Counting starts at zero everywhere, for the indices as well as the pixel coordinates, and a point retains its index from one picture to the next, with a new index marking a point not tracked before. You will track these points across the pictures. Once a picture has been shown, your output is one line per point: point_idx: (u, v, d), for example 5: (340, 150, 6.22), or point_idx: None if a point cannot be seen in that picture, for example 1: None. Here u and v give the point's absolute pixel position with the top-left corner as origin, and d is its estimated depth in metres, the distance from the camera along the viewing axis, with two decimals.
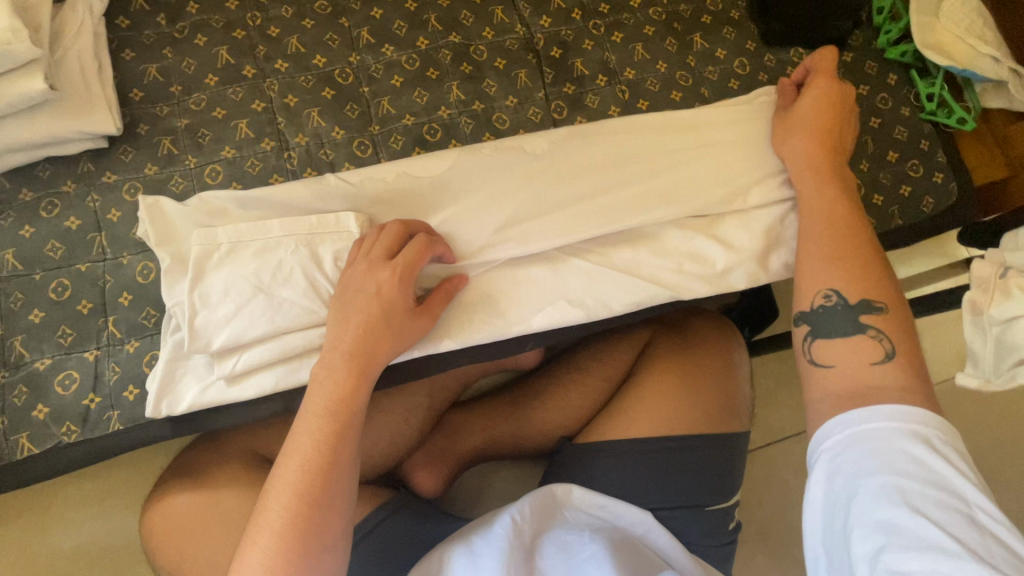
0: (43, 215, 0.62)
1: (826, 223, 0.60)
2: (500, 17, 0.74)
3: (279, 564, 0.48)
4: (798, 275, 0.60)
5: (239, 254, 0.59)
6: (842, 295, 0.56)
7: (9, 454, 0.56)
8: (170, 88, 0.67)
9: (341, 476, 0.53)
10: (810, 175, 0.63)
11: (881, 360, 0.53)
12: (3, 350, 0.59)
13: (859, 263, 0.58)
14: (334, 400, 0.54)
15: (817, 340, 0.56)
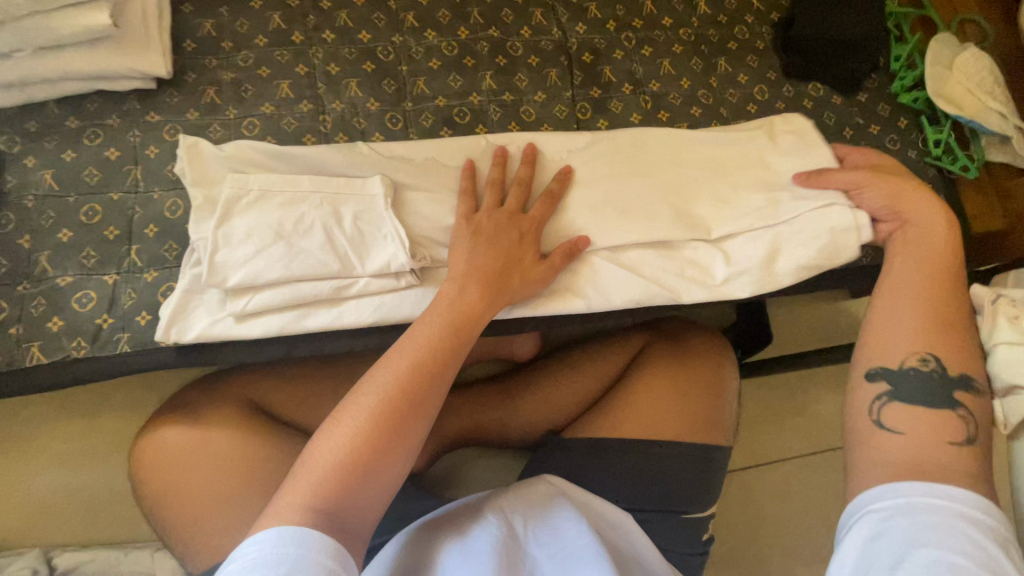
0: (85, 143, 0.66)
1: (921, 295, 0.60)
2: (539, 18, 0.78)
3: (366, 437, 0.53)
4: (891, 331, 0.59)
5: (266, 202, 0.62)
6: (940, 363, 0.57)
7: (19, 360, 0.59)
8: (221, 43, 0.71)
9: (435, 382, 0.57)
10: (904, 250, 0.63)
11: (959, 441, 0.54)
12: (27, 263, 0.61)
13: (950, 338, 0.58)
14: (453, 314, 0.60)
15: (890, 402, 0.57)
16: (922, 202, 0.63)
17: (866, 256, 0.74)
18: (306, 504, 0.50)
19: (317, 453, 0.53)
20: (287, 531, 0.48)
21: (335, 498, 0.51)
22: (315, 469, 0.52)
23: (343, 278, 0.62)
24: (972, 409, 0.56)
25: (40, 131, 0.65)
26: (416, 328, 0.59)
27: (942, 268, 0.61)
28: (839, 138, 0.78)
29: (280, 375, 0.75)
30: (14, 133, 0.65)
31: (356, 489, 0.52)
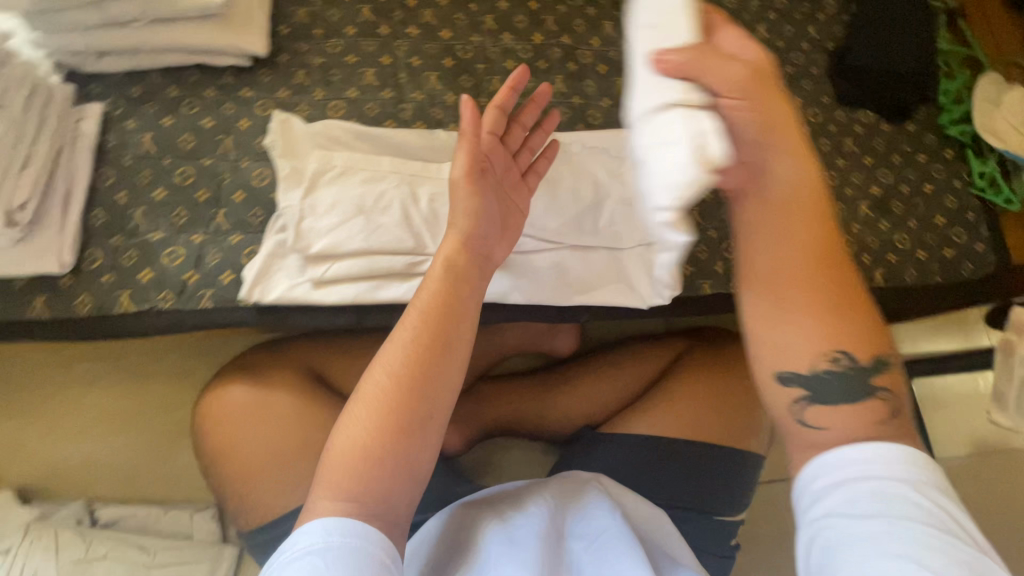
0: (183, 111, 0.70)
1: (819, 279, 0.48)
2: (608, 30, 0.83)
3: (381, 427, 0.49)
4: (774, 331, 0.49)
5: (349, 178, 0.66)
6: (851, 355, 0.47)
7: (109, 307, 0.62)
8: (313, 30, 0.76)
9: (444, 358, 0.52)
10: (791, 220, 0.49)
11: (888, 422, 0.47)
12: (122, 217, 0.65)
13: (854, 319, 0.48)
14: (442, 288, 0.55)
15: (812, 406, 0.48)
16: (795, 146, 0.49)
17: (910, 275, 0.77)
18: (333, 499, 0.47)
19: (335, 453, 0.49)
20: (331, 522, 0.46)
21: (363, 493, 0.48)
22: (336, 466, 0.49)
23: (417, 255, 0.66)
24: (892, 388, 0.48)
25: (142, 97, 0.70)
26: (406, 315, 0.54)
27: (831, 233, 0.49)
28: (887, 163, 0.81)
29: (341, 349, 0.79)
30: (118, 96, 0.69)
31: (384, 479, 0.48)
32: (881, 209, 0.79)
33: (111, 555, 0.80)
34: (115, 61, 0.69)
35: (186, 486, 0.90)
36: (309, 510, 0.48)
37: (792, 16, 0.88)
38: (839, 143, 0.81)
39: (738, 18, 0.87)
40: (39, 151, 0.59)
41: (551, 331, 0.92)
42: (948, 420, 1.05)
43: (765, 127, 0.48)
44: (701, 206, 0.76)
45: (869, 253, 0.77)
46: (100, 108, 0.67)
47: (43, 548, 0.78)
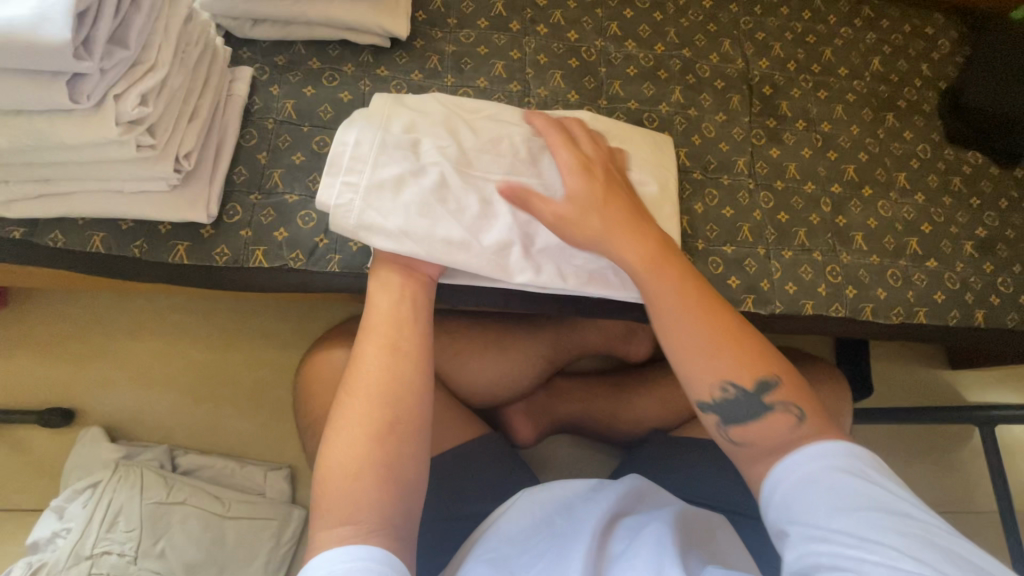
0: (323, 83, 0.73)
1: (686, 324, 0.56)
2: (727, 48, 0.84)
3: (360, 452, 0.52)
4: (687, 377, 0.56)
5: (475, 156, 0.65)
6: (738, 386, 0.55)
7: (244, 260, 0.65)
8: (448, 19, 0.79)
9: (401, 380, 0.56)
10: (642, 279, 0.59)
11: (798, 424, 0.54)
12: (262, 176, 0.68)
13: (737, 342, 0.56)
14: (389, 317, 0.59)
15: (730, 429, 0.56)
16: (624, 224, 0.60)
17: (1012, 319, 0.76)
18: (336, 526, 0.50)
19: (324, 485, 0.52)
20: (350, 547, 0.48)
21: (363, 516, 0.50)
22: (331, 496, 0.51)
23: (524, 242, 0.65)
24: (785, 399, 0.54)
25: (287, 65, 0.73)
26: (361, 348, 0.58)
27: (688, 279, 0.59)
28: (995, 206, 0.82)
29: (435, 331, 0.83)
30: (265, 63, 0.72)
31: (373, 497, 0.51)
32: (985, 250, 0.79)
33: (190, 502, 0.82)
34: (267, 29, 0.72)
35: (259, 444, 0.93)
36: (316, 544, 0.50)
37: (907, 53, 0.89)
38: (946, 181, 0.82)
39: (854, 48, 0.88)
40: (204, 106, 0.62)
41: (629, 335, 0.94)
42: (1013, 472, 1.03)
43: (602, 230, 0.60)
44: (807, 227, 0.76)
45: (971, 292, 0.77)
46: (251, 71, 0.70)
47: (129, 486, 0.81)
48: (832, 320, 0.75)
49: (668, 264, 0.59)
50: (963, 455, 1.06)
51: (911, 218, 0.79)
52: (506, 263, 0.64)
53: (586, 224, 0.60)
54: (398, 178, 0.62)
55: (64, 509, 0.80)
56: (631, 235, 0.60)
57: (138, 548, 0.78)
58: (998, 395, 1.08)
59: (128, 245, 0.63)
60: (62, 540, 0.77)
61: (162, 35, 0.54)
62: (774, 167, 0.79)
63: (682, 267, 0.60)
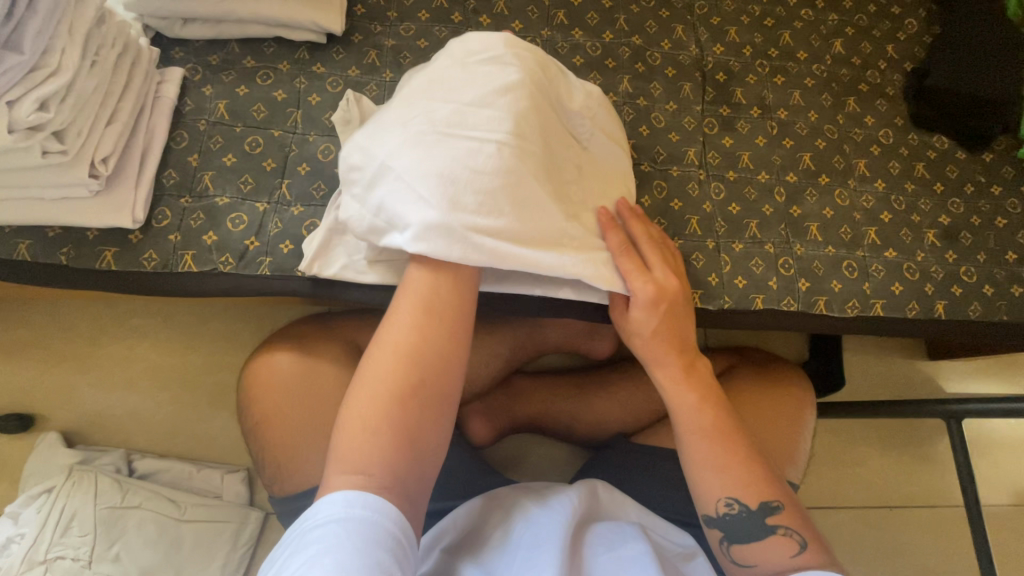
0: (257, 81, 0.71)
1: (704, 442, 0.63)
2: (680, 34, 0.82)
3: (384, 410, 0.51)
4: (696, 483, 0.63)
5: (466, 119, 0.58)
6: (741, 504, 0.60)
7: (173, 265, 0.64)
8: (388, 12, 0.76)
9: (437, 349, 0.54)
10: (675, 396, 0.65)
11: (798, 553, 0.58)
12: (192, 179, 0.66)
13: (744, 467, 0.62)
14: (429, 281, 0.56)
15: (731, 544, 0.61)
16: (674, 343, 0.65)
17: (974, 310, 0.74)
18: (347, 473, 0.49)
19: (345, 431, 0.51)
20: (352, 494, 0.48)
21: (378, 470, 0.49)
22: (350, 446, 0.50)
23: (517, 223, 0.58)
24: (787, 525, 0.59)
25: (221, 64, 0.71)
26: (399, 305, 0.55)
27: (719, 406, 0.65)
28: (960, 193, 0.78)
29: None
30: (198, 62, 0.71)
31: (392, 462, 0.50)
32: (948, 239, 0.76)
33: (145, 506, 0.82)
34: (198, 28, 0.70)
35: (218, 447, 0.93)
36: (329, 484, 0.50)
37: (871, 33, 0.86)
38: (909, 167, 0.79)
39: (815, 31, 0.85)
40: (123, 110, 0.61)
41: (590, 332, 0.91)
42: (990, 466, 1.01)
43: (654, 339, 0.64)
44: (760, 219, 0.74)
45: (932, 282, 0.74)
46: (181, 72, 0.69)
47: (82, 491, 0.81)
48: (784, 315, 0.73)
49: (697, 386, 0.65)
50: (942, 449, 1.04)
51: (871, 207, 0.76)
52: (501, 248, 0.57)
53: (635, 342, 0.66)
54: (383, 170, 0.57)
55: (19, 514, 0.80)
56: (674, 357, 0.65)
57: (92, 552, 0.78)
58: (977, 388, 1.05)
59: (55, 252, 0.62)
60: (17, 546, 0.77)
61: (67, 37, 0.53)
62: (727, 157, 0.76)
63: (712, 392, 0.66)
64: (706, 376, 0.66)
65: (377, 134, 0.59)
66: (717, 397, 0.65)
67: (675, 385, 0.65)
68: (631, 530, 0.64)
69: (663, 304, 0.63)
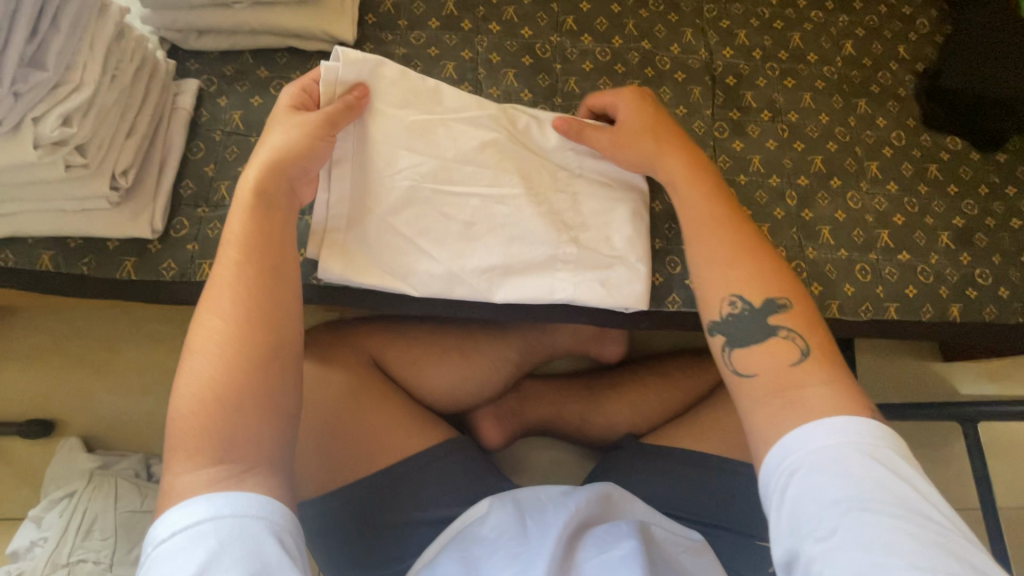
0: (271, 91, 0.72)
1: (708, 238, 0.61)
2: (689, 38, 0.82)
3: (220, 380, 0.49)
4: (700, 285, 0.61)
5: (450, 178, 0.66)
6: (745, 302, 0.58)
7: (191, 273, 0.65)
8: (398, 20, 0.77)
9: (264, 303, 0.53)
10: (684, 194, 0.63)
11: (798, 359, 0.55)
12: (209, 189, 0.67)
13: (756, 262, 0.59)
14: (248, 227, 0.54)
15: (733, 349, 0.57)
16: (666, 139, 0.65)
17: (989, 312, 0.73)
18: (197, 468, 0.46)
19: (182, 428, 0.48)
20: (218, 497, 0.45)
21: (230, 454, 0.47)
22: (188, 438, 0.47)
23: (509, 263, 0.66)
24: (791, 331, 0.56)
25: (235, 75, 0.72)
26: (216, 277, 0.54)
27: (726, 229, 0.61)
28: (974, 194, 0.78)
29: (396, 336, 0.83)
30: (213, 73, 0.72)
31: (241, 433, 0.48)
32: (962, 240, 0.75)
33: None
34: (213, 39, 0.71)
35: None
36: (174, 489, 0.46)
37: (882, 34, 0.85)
38: (922, 168, 0.78)
39: (825, 32, 0.84)
40: (142, 122, 0.63)
41: (600, 335, 0.92)
42: (1005, 469, 1.00)
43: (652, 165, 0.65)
44: (772, 223, 0.74)
45: (946, 285, 0.73)
46: (196, 83, 0.70)
47: (103, 495, 0.82)
48: None
49: (707, 186, 0.64)
50: (958, 451, 1.03)
51: (883, 209, 0.76)
52: (493, 285, 0.67)
53: (644, 150, 0.65)
54: (378, 216, 0.65)
55: (42, 518, 0.81)
56: (678, 158, 0.64)
57: (113, 555, 0.79)
58: (991, 390, 1.04)
59: (77, 263, 0.64)
60: (40, 549, 0.79)
61: (88, 52, 0.54)
62: (737, 161, 0.76)
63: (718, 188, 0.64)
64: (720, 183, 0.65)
65: (348, 180, 0.64)
66: (726, 205, 0.63)
67: (684, 179, 0.64)
68: (628, 528, 0.65)
69: (649, 141, 0.65)
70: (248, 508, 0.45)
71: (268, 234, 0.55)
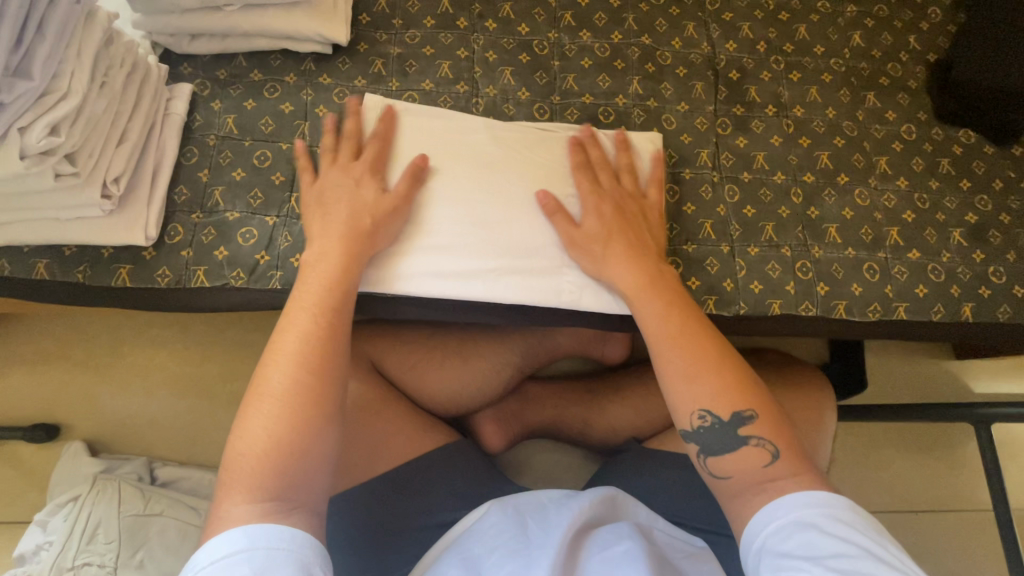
0: (265, 94, 0.71)
1: (675, 348, 0.59)
2: (691, 32, 0.79)
3: (283, 425, 0.51)
4: (668, 394, 0.58)
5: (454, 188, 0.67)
6: (714, 415, 0.56)
7: (186, 280, 0.65)
8: (393, 20, 0.76)
9: (331, 355, 0.55)
10: (637, 301, 0.62)
11: (768, 463, 0.54)
12: (203, 195, 0.67)
13: (719, 373, 0.57)
14: (325, 278, 0.59)
15: (708, 458, 0.57)
16: (630, 254, 0.64)
17: (1003, 312, 0.71)
18: (246, 502, 0.48)
19: (237, 459, 0.50)
20: (253, 528, 0.47)
21: (277, 494, 0.49)
22: (241, 471, 0.50)
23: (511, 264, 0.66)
24: (761, 436, 0.55)
25: (228, 79, 0.71)
26: (291, 320, 0.57)
27: (691, 335, 0.59)
28: (988, 190, 0.75)
29: (396, 339, 0.83)
30: (206, 77, 0.71)
31: (292, 474, 0.50)
32: (975, 238, 0.73)
33: (167, 513, 0.83)
34: (205, 43, 0.71)
35: None
36: (219, 522, 0.48)
37: (892, 24, 0.82)
38: (934, 163, 0.76)
39: (832, 24, 0.82)
40: (134, 128, 0.62)
41: (602, 336, 0.91)
42: (1020, 470, 0.97)
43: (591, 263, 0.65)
44: (776, 221, 0.72)
45: (958, 284, 0.71)
46: (189, 87, 0.69)
47: (107, 499, 0.83)
48: (803, 320, 0.71)
49: (660, 292, 0.62)
50: (971, 452, 1.00)
51: (893, 206, 0.74)
52: (496, 287, 0.66)
53: (595, 247, 0.65)
54: None
55: (47, 522, 0.82)
56: (626, 262, 0.64)
57: (117, 559, 0.79)
58: (1006, 390, 1.02)
59: (72, 270, 0.63)
60: (46, 553, 0.79)
61: (75, 60, 0.54)
62: (741, 158, 0.74)
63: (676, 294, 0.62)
64: (672, 284, 0.63)
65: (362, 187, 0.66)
66: (684, 309, 0.61)
67: (634, 287, 0.63)
68: (630, 529, 0.63)
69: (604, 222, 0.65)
70: (277, 540, 0.46)
71: (340, 299, 0.58)
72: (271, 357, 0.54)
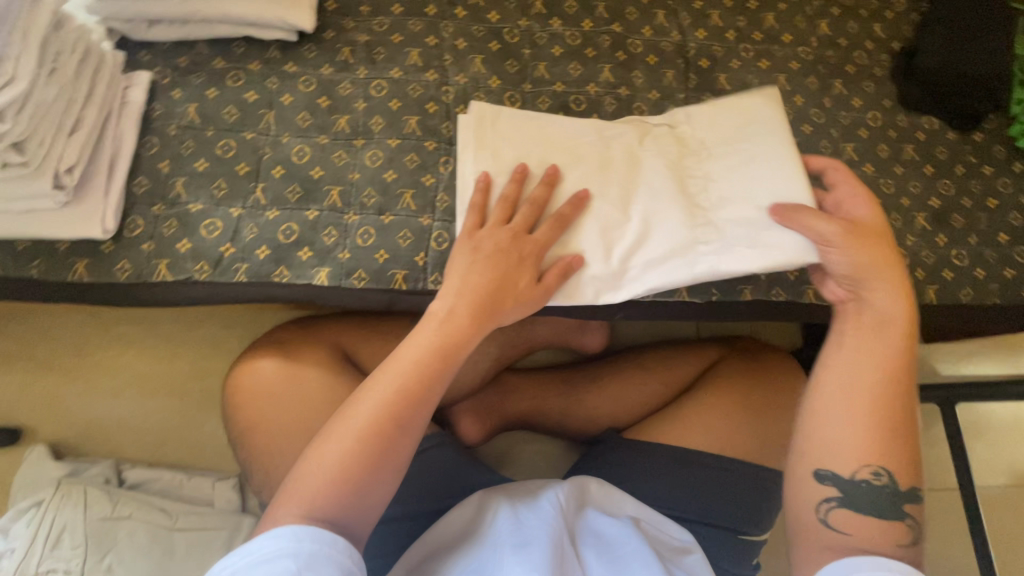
0: (227, 83, 0.69)
1: (876, 412, 0.56)
2: (662, 20, 0.80)
3: (354, 463, 0.51)
4: (834, 447, 0.56)
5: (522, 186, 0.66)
6: (891, 479, 0.55)
7: (147, 274, 0.63)
8: (361, 7, 0.74)
9: (423, 409, 0.55)
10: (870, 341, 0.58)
11: (907, 544, 0.54)
12: (164, 186, 0.65)
13: (902, 444, 0.55)
14: (446, 331, 0.57)
15: (837, 509, 0.55)
16: (901, 293, 0.58)
17: (967, 294, 0.72)
18: (304, 514, 0.49)
19: (302, 472, 0.51)
20: (300, 530, 0.47)
21: (335, 520, 0.50)
22: (303, 486, 0.50)
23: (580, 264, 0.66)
24: (916, 517, 0.55)
25: (189, 67, 0.69)
26: (399, 358, 0.56)
27: (880, 394, 0.56)
28: (950, 175, 0.77)
29: (369, 332, 0.82)
30: (166, 65, 0.69)
31: (352, 506, 0.51)
32: (939, 222, 0.74)
33: (135, 516, 0.81)
34: (164, 29, 0.68)
35: (209, 454, 0.92)
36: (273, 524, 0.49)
37: (857, 13, 0.84)
38: (898, 149, 0.77)
39: (800, 12, 0.83)
40: (88, 117, 0.60)
41: (579, 326, 0.91)
42: (986, 450, 1.00)
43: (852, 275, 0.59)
44: None
45: (923, 267, 0.73)
46: (149, 76, 0.67)
47: (72, 503, 0.80)
48: (773, 304, 0.72)
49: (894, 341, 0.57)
50: (938, 433, 1.03)
51: (860, 191, 0.75)
52: None
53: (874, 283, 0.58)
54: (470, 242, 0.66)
55: (8, 529, 0.79)
56: (885, 296, 0.58)
57: (83, 564, 0.77)
58: (972, 372, 1.04)
59: (25, 265, 0.61)
60: (7, 560, 0.76)
61: (22, 44, 0.52)
62: None
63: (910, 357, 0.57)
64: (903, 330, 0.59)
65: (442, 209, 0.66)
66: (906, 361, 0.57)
67: (869, 332, 0.58)
68: (629, 526, 0.64)
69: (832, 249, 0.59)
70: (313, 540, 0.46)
71: (450, 354, 0.57)
72: (365, 390, 0.54)
